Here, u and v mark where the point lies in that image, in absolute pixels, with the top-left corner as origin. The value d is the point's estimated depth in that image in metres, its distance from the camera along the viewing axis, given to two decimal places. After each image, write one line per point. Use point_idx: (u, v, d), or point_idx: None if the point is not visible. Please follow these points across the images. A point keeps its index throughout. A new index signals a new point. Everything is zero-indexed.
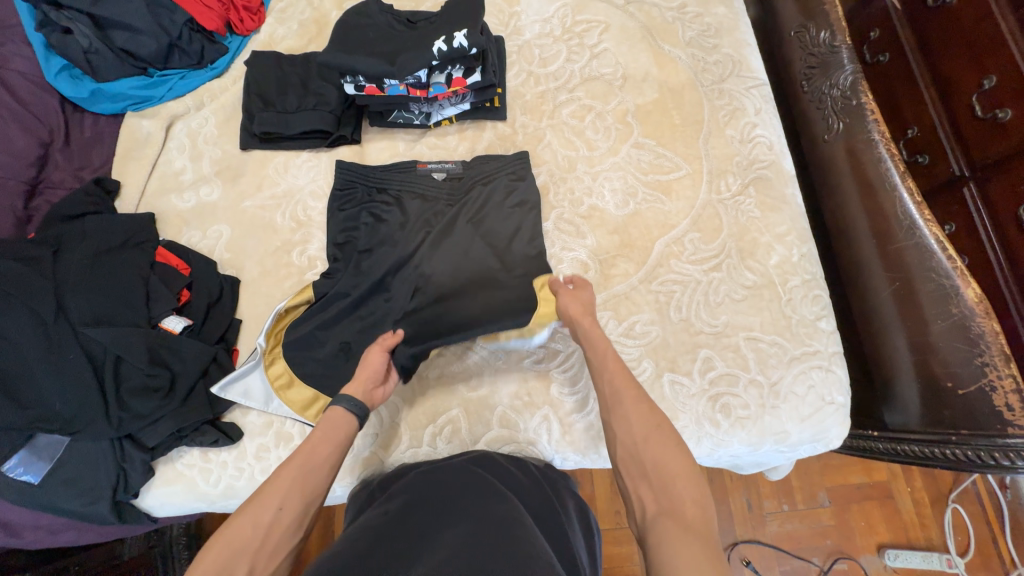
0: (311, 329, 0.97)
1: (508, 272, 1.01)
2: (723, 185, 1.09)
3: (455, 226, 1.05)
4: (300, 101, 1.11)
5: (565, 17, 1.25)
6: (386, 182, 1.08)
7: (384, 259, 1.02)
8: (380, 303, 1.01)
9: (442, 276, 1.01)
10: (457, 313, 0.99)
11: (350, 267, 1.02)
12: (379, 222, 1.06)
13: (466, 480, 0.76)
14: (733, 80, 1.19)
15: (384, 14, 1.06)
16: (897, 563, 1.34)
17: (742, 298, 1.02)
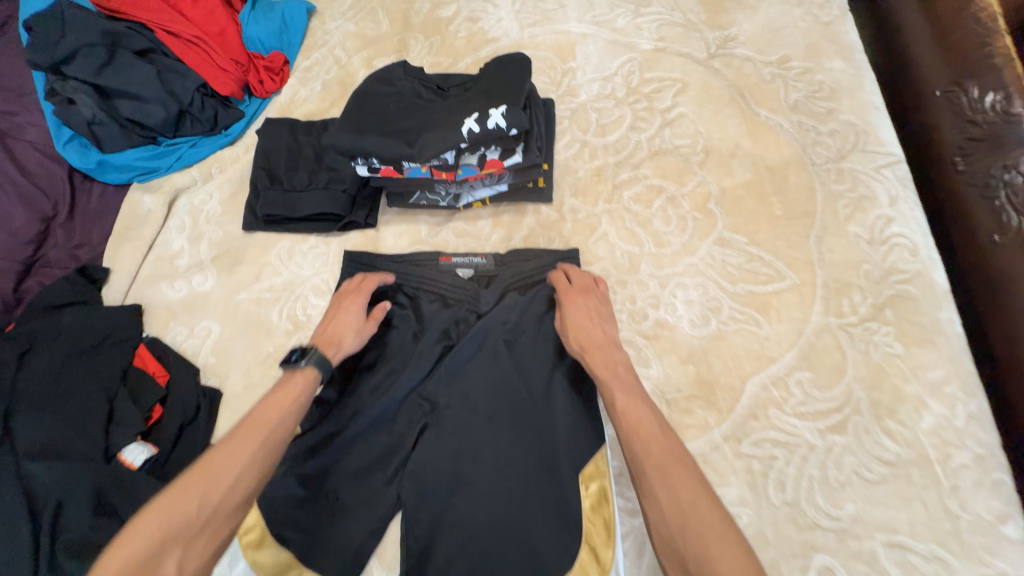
0: (290, 471, 0.77)
1: (544, 412, 0.77)
2: (846, 304, 0.80)
3: (478, 342, 0.82)
4: (310, 177, 0.94)
5: (631, 75, 1.03)
6: (396, 278, 0.87)
7: (388, 382, 0.81)
8: (379, 439, 0.79)
9: (460, 410, 0.79)
10: (477, 465, 0.76)
11: (347, 388, 0.82)
12: (385, 331, 0.85)
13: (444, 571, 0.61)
14: (855, 157, 0.90)
15: (411, 80, 0.88)
16: None
17: (879, 480, 0.70)
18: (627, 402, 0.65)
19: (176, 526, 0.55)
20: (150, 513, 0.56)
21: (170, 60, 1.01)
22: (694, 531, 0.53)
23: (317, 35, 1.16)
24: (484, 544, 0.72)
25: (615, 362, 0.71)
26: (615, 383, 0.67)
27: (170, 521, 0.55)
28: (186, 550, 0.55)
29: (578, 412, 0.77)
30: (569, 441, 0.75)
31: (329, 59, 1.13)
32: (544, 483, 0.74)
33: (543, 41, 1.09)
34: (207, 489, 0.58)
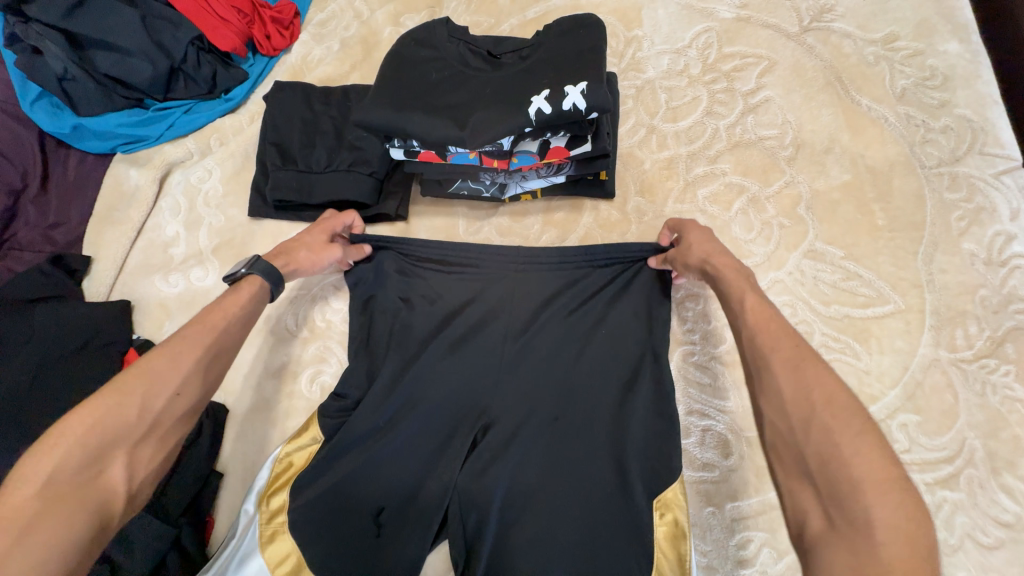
0: (314, 492, 0.61)
1: (629, 421, 0.60)
2: (960, 336, 0.69)
3: (542, 329, 0.65)
4: (329, 157, 0.79)
5: (708, 48, 0.87)
6: (442, 244, 0.69)
7: (417, 383, 0.63)
8: (419, 449, 0.62)
9: (520, 414, 0.61)
10: (540, 486, 0.59)
11: (380, 383, 0.64)
12: (426, 311, 0.67)
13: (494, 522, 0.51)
14: (974, 159, 0.77)
15: (455, 41, 0.72)
16: None
17: (994, 545, 0.61)
18: (754, 301, 0.53)
19: (110, 426, 0.47)
20: (71, 429, 0.46)
21: (157, 4, 0.83)
22: (823, 430, 0.40)
23: None
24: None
25: (739, 270, 0.58)
26: (738, 291, 0.55)
27: (96, 431, 0.46)
28: (131, 453, 0.48)
29: (670, 425, 0.60)
30: (656, 463, 0.59)
31: (347, 12, 0.96)
32: (624, 515, 0.57)
33: (604, 2, 0.92)
34: (124, 403, 0.48)
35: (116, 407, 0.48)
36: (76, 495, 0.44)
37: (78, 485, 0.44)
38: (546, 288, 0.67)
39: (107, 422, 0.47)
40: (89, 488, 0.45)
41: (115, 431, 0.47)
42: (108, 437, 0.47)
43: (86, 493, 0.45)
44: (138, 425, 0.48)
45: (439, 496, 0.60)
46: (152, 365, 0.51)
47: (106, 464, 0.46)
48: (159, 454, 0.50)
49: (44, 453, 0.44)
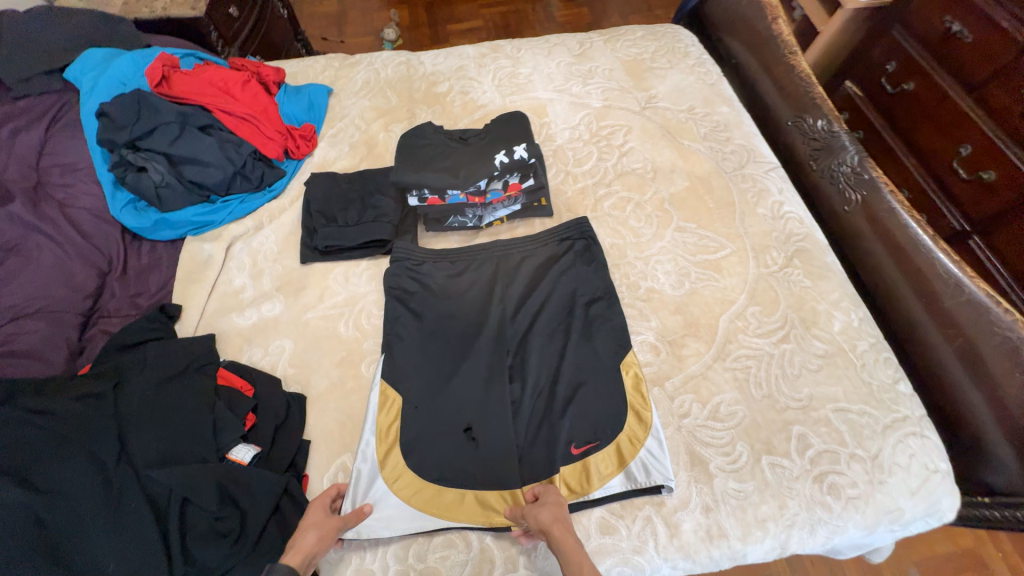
0: (406, 412, 0.95)
1: (586, 332, 1.05)
2: (769, 259, 1.16)
3: (521, 296, 1.11)
4: (360, 214, 1.16)
5: (590, 123, 1.40)
6: (446, 261, 1.15)
7: (451, 337, 1.05)
8: (467, 377, 1.00)
9: (524, 344, 1.05)
10: (545, 378, 1.01)
11: (433, 343, 1.04)
12: (454, 302, 1.10)
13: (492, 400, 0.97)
14: (752, 165, 1.32)
15: (439, 134, 1.17)
16: None
17: (818, 368, 1.01)
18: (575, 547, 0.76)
19: None
20: None
21: (225, 133, 1.22)
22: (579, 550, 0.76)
23: (336, 110, 1.43)
24: (554, 427, 0.95)
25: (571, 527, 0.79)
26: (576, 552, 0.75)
27: None
28: None
29: (609, 328, 1.05)
30: (607, 350, 1.03)
31: (351, 126, 1.39)
32: (594, 380, 1.00)
33: (521, 104, 1.45)
34: None
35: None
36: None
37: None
38: (523, 272, 1.14)
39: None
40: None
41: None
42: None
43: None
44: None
45: (476, 401, 0.97)
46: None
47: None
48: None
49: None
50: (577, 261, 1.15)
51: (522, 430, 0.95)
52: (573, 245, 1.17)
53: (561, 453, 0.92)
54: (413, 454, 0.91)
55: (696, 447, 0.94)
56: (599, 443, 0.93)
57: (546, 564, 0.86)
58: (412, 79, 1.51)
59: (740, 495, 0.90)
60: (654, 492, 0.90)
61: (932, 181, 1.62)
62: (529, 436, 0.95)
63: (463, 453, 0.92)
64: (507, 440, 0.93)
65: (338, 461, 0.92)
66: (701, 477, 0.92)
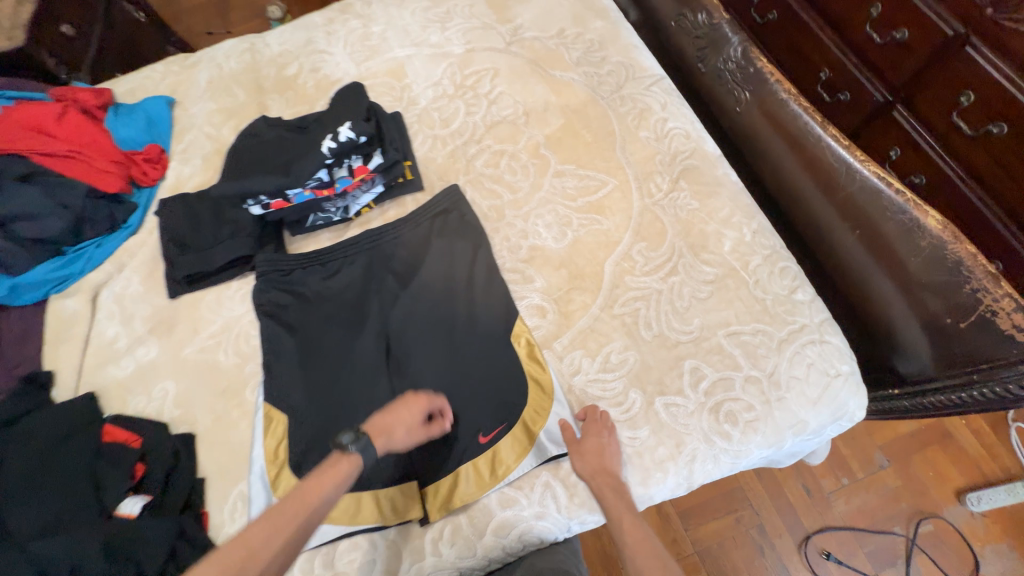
0: (293, 430, 0.93)
1: (468, 307, 1.00)
2: (654, 186, 1.07)
3: (398, 285, 1.05)
4: (216, 234, 1.09)
5: (453, 75, 1.27)
6: (315, 263, 1.08)
7: (329, 344, 1.00)
8: (350, 383, 0.96)
9: (408, 334, 1.00)
10: (433, 363, 0.97)
11: (312, 355, 0.99)
12: (330, 304, 1.05)
13: (380, 401, 0.94)
14: (631, 84, 1.19)
15: (273, 128, 1.06)
16: (981, 505, 1.55)
17: (708, 295, 0.96)
18: (630, 520, 0.78)
19: None
20: None
21: (52, 177, 1.12)
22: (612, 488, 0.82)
23: (182, 121, 1.31)
24: (446, 414, 0.93)
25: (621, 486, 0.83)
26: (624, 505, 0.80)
27: None
28: None
29: (493, 298, 1.01)
30: (492, 322, 0.99)
31: (200, 137, 1.28)
32: (485, 355, 0.96)
33: (378, 70, 1.31)
34: None
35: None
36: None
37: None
38: (397, 257, 1.07)
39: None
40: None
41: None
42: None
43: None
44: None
45: (365, 405, 0.95)
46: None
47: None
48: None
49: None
50: (450, 235, 1.07)
51: (414, 422, 0.93)
52: (445, 218, 1.09)
53: (458, 437, 0.91)
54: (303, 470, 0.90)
55: (588, 404, 0.92)
56: (497, 422, 0.91)
57: (456, 547, 0.87)
58: (258, 67, 1.37)
59: (636, 442, 0.88)
60: (548, 457, 0.89)
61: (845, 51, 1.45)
62: (424, 425, 0.93)
63: (359, 460, 0.91)
64: (400, 436, 0.92)
65: (235, 491, 0.92)
66: None
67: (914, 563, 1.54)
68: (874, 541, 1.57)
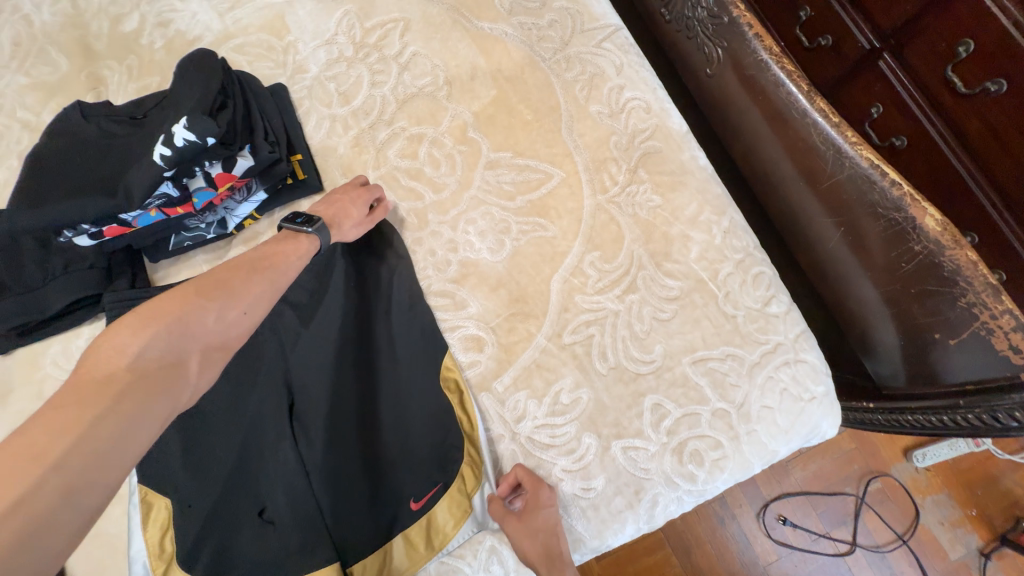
0: (181, 518, 0.76)
1: (390, 347, 0.83)
2: (608, 177, 0.87)
3: (297, 322, 0.83)
4: (44, 269, 0.83)
5: (351, 29, 0.97)
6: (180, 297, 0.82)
7: (219, 404, 0.81)
8: (252, 451, 0.79)
9: (315, 385, 0.81)
10: (348, 418, 0.80)
11: (201, 421, 0.80)
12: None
13: (288, 473, 0.77)
14: (579, 39, 0.94)
15: (94, 120, 0.78)
16: (926, 461, 1.36)
17: (671, 315, 0.81)
18: None
19: None
20: None
21: None
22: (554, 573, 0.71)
23: None
24: (371, 479, 0.78)
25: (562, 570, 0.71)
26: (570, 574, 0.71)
27: None
28: None
29: (416, 331, 0.83)
30: (420, 362, 0.82)
31: (13, 128, 0.96)
32: (409, 405, 0.80)
33: (249, 23, 0.99)
34: None
35: (138, 406, 0.46)
36: (92, 508, 0.41)
37: (157, 381, 0.49)
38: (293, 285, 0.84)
39: (68, 484, 0.40)
40: (169, 373, 0.51)
41: (116, 464, 0.43)
42: (125, 472, 0.43)
43: (142, 440, 0.45)
44: (132, 373, 0.48)
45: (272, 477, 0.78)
46: (116, 409, 0.44)
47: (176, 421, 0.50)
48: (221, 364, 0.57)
49: (43, 429, 0.41)
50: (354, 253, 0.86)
51: (329, 494, 0.77)
52: (332, 199, 0.80)
53: (387, 503, 0.77)
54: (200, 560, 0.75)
55: (535, 455, 0.78)
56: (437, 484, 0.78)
57: None
58: (84, 20, 1.01)
59: (591, 494, 0.77)
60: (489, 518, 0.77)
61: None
62: (340, 495, 0.77)
63: (271, 545, 0.75)
64: (314, 514, 0.76)
65: None
66: None
67: (863, 521, 1.36)
68: (827, 503, 1.38)
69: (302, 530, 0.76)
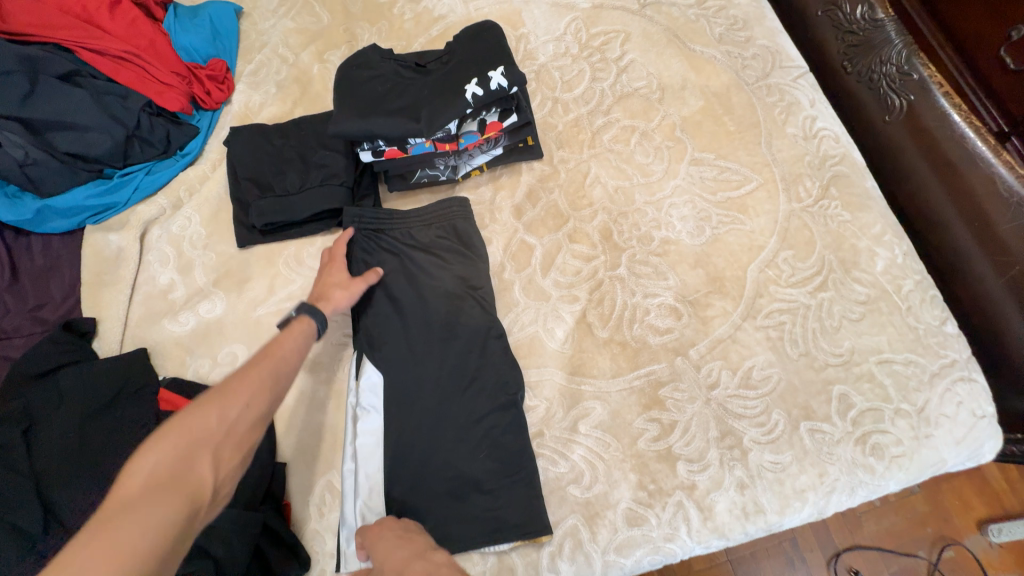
0: (408, 428, 0.81)
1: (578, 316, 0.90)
2: (803, 190, 0.98)
3: (483, 282, 0.90)
4: (302, 178, 0.91)
5: (579, 32, 1.12)
6: (386, 241, 0.91)
7: (412, 340, 0.86)
8: (440, 390, 0.83)
9: (495, 346, 0.86)
10: (474, 375, 0.84)
11: (404, 348, 0.85)
12: (405, 286, 0.89)
13: (468, 420, 0.81)
14: (778, 73, 1.08)
15: (388, 61, 0.91)
16: (1004, 538, 1.20)
17: (860, 317, 0.89)
18: None
19: None
20: None
21: (101, 83, 0.93)
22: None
23: (251, 37, 1.11)
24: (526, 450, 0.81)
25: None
26: None
27: None
28: None
29: (620, 293, 0.92)
30: (621, 321, 0.90)
31: (274, 59, 1.08)
32: (603, 355, 0.88)
33: (489, 12, 1.14)
34: None
35: (142, 530, 0.46)
36: None
37: (171, 504, 0.49)
38: (480, 251, 0.92)
39: None
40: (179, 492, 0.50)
41: None
42: None
43: (144, 559, 0.45)
44: (134, 507, 0.47)
45: (456, 420, 0.81)
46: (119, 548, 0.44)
47: (190, 530, 0.50)
48: (241, 465, 0.56)
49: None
50: (564, 216, 0.97)
51: (496, 441, 0.81)
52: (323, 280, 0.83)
53: (583, 442, 0.83)
54: (397, 481, 0.79)
55: (728, 421, 0.83)
56: (635, 436, 0.83)
57: (576, 563, 0.78)
58: None
59: (778, 467, 0.82)
60: (681, 473, 0.81)
61: (930, 23, 1.02)
62: (490, 444, 0.81)
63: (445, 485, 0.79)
64: (488, 462, 0.80)
65: (324, 481, 0.81)
66: (734, 453, 0.82)
67: None
68: None
69: (481, 473, 0.79)
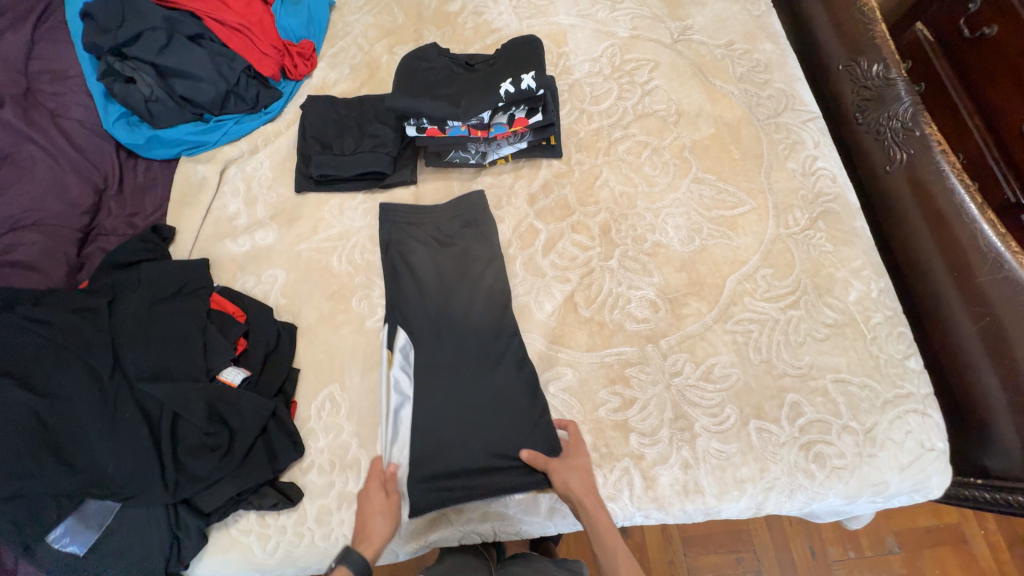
0: (402, 357, 0.94)
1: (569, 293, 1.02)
2: (792, 219, 1.07)
3: (491, 253, 1.05)
4: (357, 143, 1.10)
5: (613, 56, 1.27)
6: (415, 208, 1.08)
7: (419, 290, 1.00)
8: (437, 333, 0.96)
9: (490, 307, 1.00)
10: (471, 326, 0.98)
11: (413, 295, 1.00)
12: (424, 247, 1.05)
13: (456, 363, 0.94)
14: (788, 114, 1.18)
15: (443, 57, 1.09)
16: None
17: (824, 337, 0.96)
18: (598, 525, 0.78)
19: None
20: None
21: (217, 46, 1.17)
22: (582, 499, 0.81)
23: (337, 27, 1.32)
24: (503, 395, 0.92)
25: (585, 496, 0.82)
26: None
27: None
28: None
29: (607, 280, 1.03)
30: (604, 305, 1.01)
31: (353, 46, 1.29)
32: (582, 331, 0.99)
33: (539, 30, 1.31)
34: None
35: None
36: None
37: None
38: (494, 229, 1.07)
39: None
40: None
41: None
42: None
43: None
44: None
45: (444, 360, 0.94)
46: None
47: None
48: None
49: None
50: (571, 208, 1.10)
51: (475, 383, 0.92)
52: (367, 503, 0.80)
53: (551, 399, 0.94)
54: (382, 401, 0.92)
55: (683, 406, 0.92)
56: (597, 403, 0.93)
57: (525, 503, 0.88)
58: None
59: (722, 456, 0.89)
60: (633, 444, 0.90)
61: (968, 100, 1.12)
62: (469, 386, 0.92)
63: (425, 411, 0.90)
64: (464, 400, 0.91)
65: (326, 390, 0.95)
66: (684, 435, 0.91)
67: None
68: None
69: (458, 406, 0.91)
